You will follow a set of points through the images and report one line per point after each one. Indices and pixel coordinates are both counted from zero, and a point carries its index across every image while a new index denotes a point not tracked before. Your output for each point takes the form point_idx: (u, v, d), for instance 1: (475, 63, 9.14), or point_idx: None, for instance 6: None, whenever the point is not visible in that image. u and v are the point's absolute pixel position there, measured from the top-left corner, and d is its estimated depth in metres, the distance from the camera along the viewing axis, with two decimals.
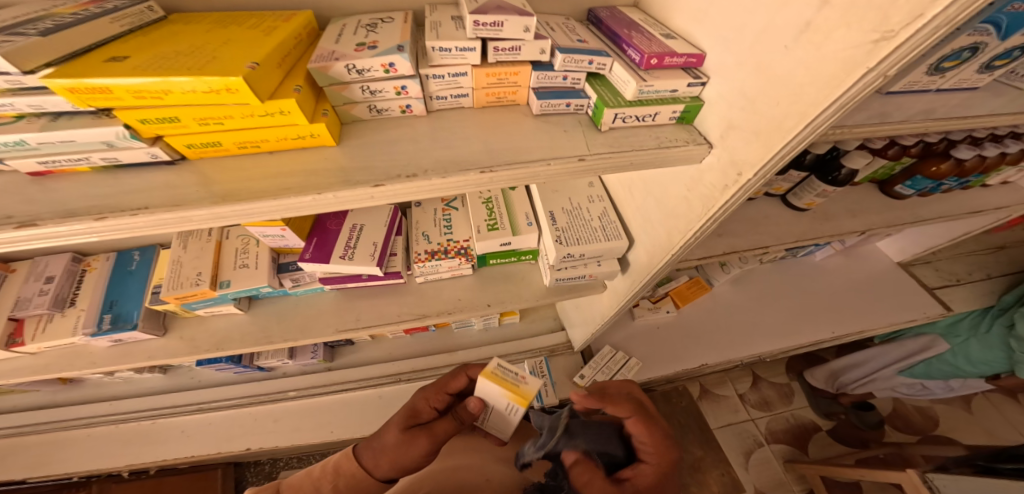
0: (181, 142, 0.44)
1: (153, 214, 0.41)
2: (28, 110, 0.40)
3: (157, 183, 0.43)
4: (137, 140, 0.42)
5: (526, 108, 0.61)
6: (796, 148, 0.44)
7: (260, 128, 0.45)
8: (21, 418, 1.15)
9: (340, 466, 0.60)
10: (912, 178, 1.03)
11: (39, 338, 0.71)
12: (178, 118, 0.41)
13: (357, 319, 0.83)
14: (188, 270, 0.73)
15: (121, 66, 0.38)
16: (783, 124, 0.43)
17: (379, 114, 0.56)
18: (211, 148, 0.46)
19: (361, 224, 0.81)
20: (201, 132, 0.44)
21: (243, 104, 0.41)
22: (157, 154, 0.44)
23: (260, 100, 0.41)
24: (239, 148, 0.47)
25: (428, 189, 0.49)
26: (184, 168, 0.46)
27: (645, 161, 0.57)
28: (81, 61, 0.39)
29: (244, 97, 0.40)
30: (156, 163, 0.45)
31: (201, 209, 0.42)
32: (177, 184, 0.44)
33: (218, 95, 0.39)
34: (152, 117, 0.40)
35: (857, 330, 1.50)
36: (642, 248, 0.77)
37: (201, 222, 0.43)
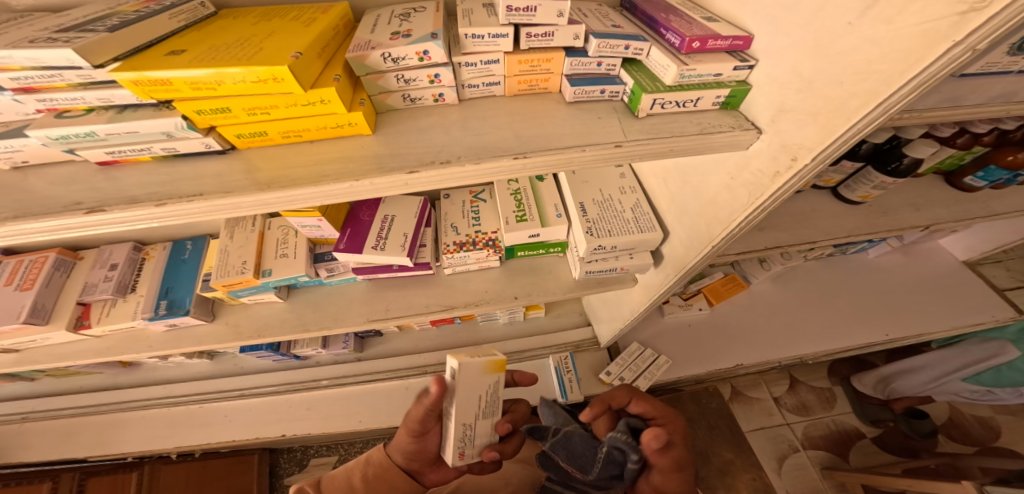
0: (232, 132, 0.46)
1: (206, 200, 0.43)
2: (97, 103, 0.43)
3: (209, 172, 0.45)
4: (193, 131, 0.44)
5: (558, 96, 0.60)
6: (860, 132, 0.42)
7: (303, 117, 0.46)
8: (86, 398, 1.26)
9: (371, 456, 0.66)
10: (986, 168, 0.95)
11: (105, 320, 0.77)
12: (228, 109, 0.43)
13: (388, 309, 0.85)
14: (234, 258, 0.76)
15: (179, 59, 0.40)
16: (846, 105, 0.40)
17: (413, 103, 0.56)
18: (258, 138, 0.48)
19: (392, 215, 0.82)
20: (249, 122, 0.45)
21: (288, 94, 0.42)
22: (209, 144, 0.46)
23: (303, 89, 0.42)
24: (283, 138, 0.48)
25: (461, 176, 0.49)
26: (233, 158, 0.47)
27: (685, 148, 0.55)
28: (144, 55, 0.42)
29: (288, 86, 0.41)
30: (207, 153, 0.48)
31: (247, 196, 0.43)
32: (227, 172, 0.46)
33: (265, 85, 0.40)
34: (207, 108, 0.42)
35: (911, 332, 1.40)
36: (678, 240, 0.74)
37: (248, 209, 0.45)
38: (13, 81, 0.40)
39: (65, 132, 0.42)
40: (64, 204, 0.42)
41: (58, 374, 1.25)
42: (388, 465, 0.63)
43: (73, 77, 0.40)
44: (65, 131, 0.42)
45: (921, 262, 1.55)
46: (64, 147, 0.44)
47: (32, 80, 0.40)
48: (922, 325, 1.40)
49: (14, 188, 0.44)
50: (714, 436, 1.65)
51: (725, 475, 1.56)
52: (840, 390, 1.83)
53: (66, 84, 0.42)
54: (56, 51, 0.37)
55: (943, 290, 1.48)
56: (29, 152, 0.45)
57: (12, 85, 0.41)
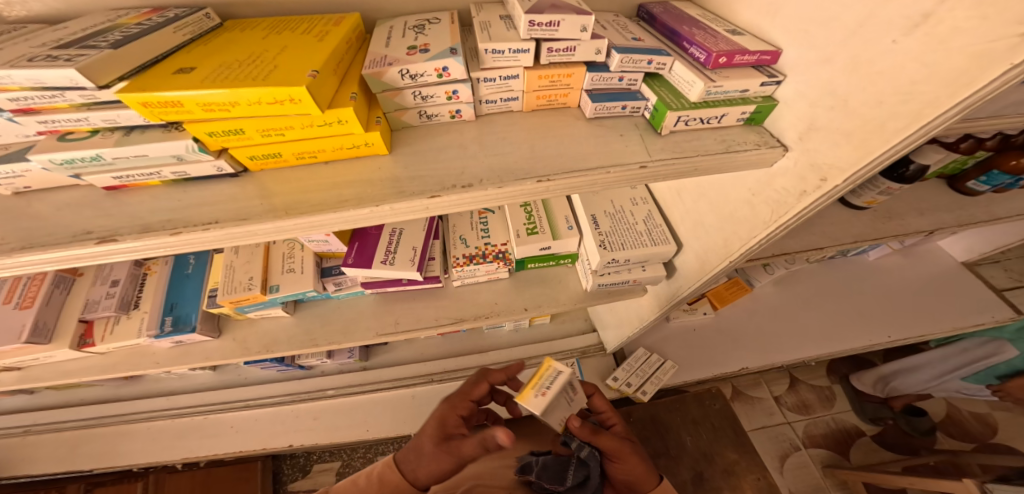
0: (244, 154, 0.44)
1: (223, 227, 0.41)
2: (103, 125, 0.41)
3: (223, 196, 0.44)
4: (204, 153, 0.42)
5: (577, 111, 0.59)
6: (897, 152, 0.41)
7: (318, 138, 0.44)
8: (88, 410, 1.24)
9: (383, 476, 0.61)
10: (988, 173, 0.95)
11: (108, 339, 0.75)
12: (242, 130, 0.41)
13: (397, 323, 0.83)
14: (241, 274, 0.74)
15: (189, 78, 0.38)
16: (885, 126, 0.40)
17: (429, 120, 0.54)
18: (271, 160, 0.46)
19: (400, 228, 0.80)
20: (262, 143, 0.43)
21: (304, 115, 0.40)
22: (221, 167, 0.44)
23: (321, 111, 0.40)
24: (297, 159, 0.46)
25: (482, 198, 0.47)
26: (246, 181, 0.46)
27: (709, 166, 0.53)
28: (150, 73, 0.39)
29: (306, 107, 0.39)
30: (219, 176, 0.46)
31: (265, 223, 0.41)
32: (240, 196, 0.44)
33: (281, 106, 0.38)
34: (218, 129, 0.40)
35: (918, 335, 1.40)
36: (692, 253, 0.73)
37: (265, 236, 0.43)
38: (12, 102, 0.38)
39: (71, 158, 0.40)
40: (72, 233, 0.40)
41: (59, 387, 1.23)
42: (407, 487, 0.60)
43: (76, 98, 0.38)
44: (70, 155, 0.40)
45: (925, 265, 1.55)
46: (69, 173, 0.42)
47: (33, 102, 0.38)
48: (927, 327, 1.41)
49: (19, 214, 0.42)
50: (719, 437, 1.63)
51: (729, 476, 1.56)
52: (839, 388, 1.83)
53: (68, 104, 0.39)
54: (58, 71, 0.34)
55: (945, 293, 1.49)
56: (33, 177, 0.43)
57: (11, 107, 0.39)
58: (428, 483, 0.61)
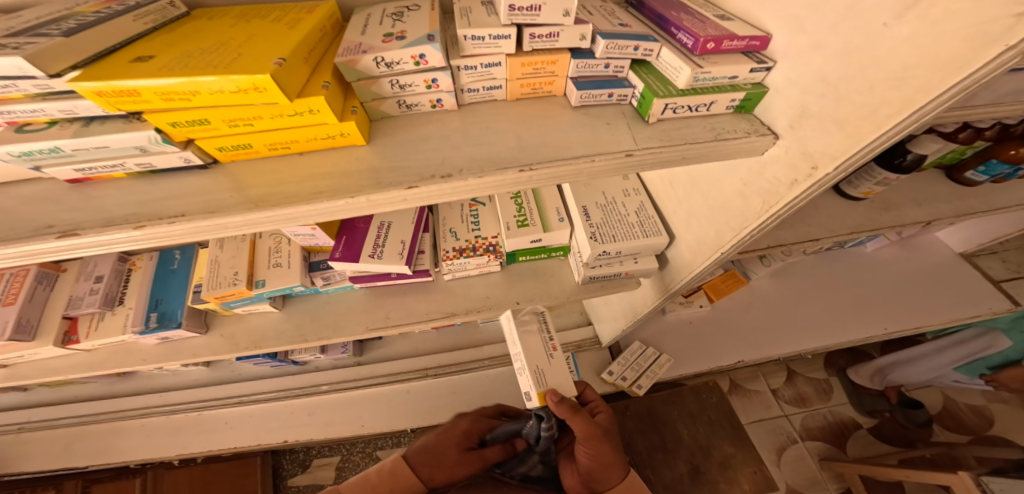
0: (212, 145, 0.43)
1: (190, 220, 0.40)
2: (60, 115, 0.40)
3: (191, 189, 0.42)
4: (169, 144, 0.40)
5: (562, 99, 0.57)
6: (889, 140, 0.40)
7: (290, 128, 0.43)
8: (82, 407, 1.24)
9: (396, 470, 0.68)
10: (987, 162, 0.94)
11: (93, 335, 0.74)
12: (207, 120, 0.39)
13: (387, 317, 0.82)
14: (225, 269, 0.72)
15: (147, 67, 0.37)
16: (877, 113, 0.38)
17: (409, 109, 0.53)
18: (242, 150, 0.44)
19: (389, 221, 0.79)
20: (231, 134, 0.42)
21: (272, 104, 0.39)
22: (189, 159, 0.43)
23: (289, 100, 0.39)
24: (269, 150, 0.45)
25: (464, 188, 0.46)
26: (216, 173, 0.44)
27: (698, 155, 0.52)
28: (107, 62, 0.38)
29: (273, 96, 0.38)
30: (188, 168, 0.45)
31: (235, 216, 0.40)
32: (211, 189, 0.42)
33: (247, 95, 0.37)
34: (182, 120, 0.39)
35: (913, 326, 1.40)
36: (684, 245, 0.72)
37: (236, 229, 0.42)
38: None
39: (28, 149, 0.38)
40: (34, 228, 0.39)
41: (52, 384, 1.22)
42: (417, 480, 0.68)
43: (29, 88, 0.37)
44: (27, 147, 0.38)
45: (922, 256, 1.54)
46: (30, 165, 0.41)
47: None
48: (922, 319, 1.40)
49: None
50: (716, 431, 1.64)
51: (726, 469, 1.57)
52: (836, 381, 1.84)
53: (23, 95, 0.38)
54: (5, 59, 0.33)
55: (942, 284, 1.48)
56: None
57: None
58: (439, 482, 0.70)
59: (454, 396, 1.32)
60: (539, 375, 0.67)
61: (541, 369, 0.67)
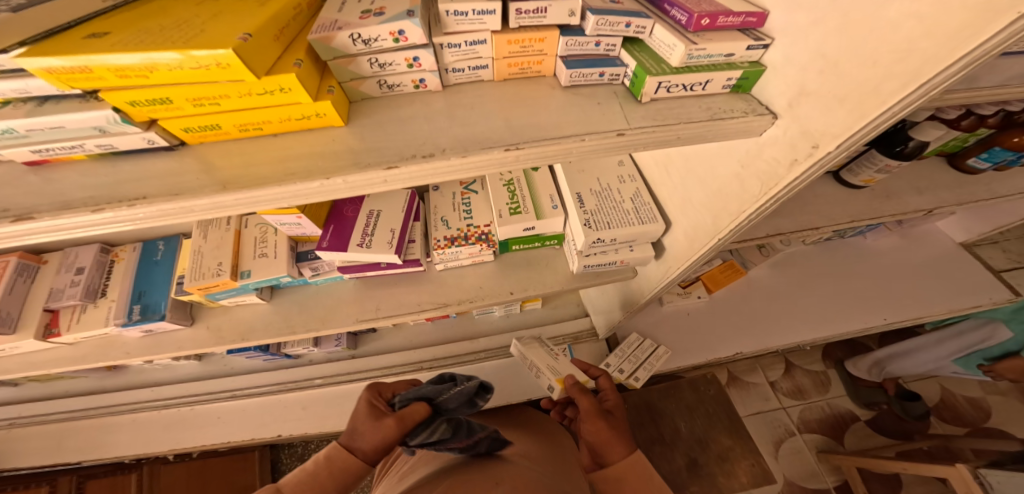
0: (177, 125, 0.41)
1: (152, 203, 0.38)
2: (13, 95, 0.38)
3: (156, 171, 0.40)
4: (130, 125, 0.38)
5: (552, 80, 0.55)
6: (892, 117, 0.38)
7: (261, 108, 0.40)
8: (73, 402, 1.22)
9: (331, 457, 0.62)
10: (989, 150, 0.92)
11: (75, 328, 0.72)
12: (170, 99, 0.37)
13: (378, 308, 0.81)
14: (209, 260, 0.70)
15: (101, 43, 0.34)
16: (881, 88, 0.36)
17: (390, 90, 0.51)
18: (210, 132, 0.42)
19: (377, 209, 0.76)
20: (197, 115, 0.40)
21: (238, 81, 0.36)
22: (154, 140, 0.41)
23: (257, 78, 0.37)
24: (240, 131, 0.43)
25: (447, 170, 0.44)
26: (183, 155, 0.42)
27: (692, 135, 0.50)
28: (58, 39, 0.36)
29: (240, 73, 0.36)
30: (153, 150, 0.42)
31: (201, 198, 0.38)
32: (178, 171, 0.40)
33: (210, 72, 0.35)
34: (142, 98, 0.37)
35: (913, 316, 1.38)
36: (680, 231, 0.70)
37: (203, 213, 0.40)
38: None
39: None
40: None
41: (42, 379, 1.21)
42: (355, 463, 0.62)
43: None
44: None
45: (923, 246, 1.52)
46: None
47: None
48: (922, 309, 1.38)
49: None
50: (713, 423, 1.64)
51: (723, 462, 1.57)
52: (834, 373, 1.83)
53: None
54: None
55: (943, 274, 1.46)
56: None
57: None
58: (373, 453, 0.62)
59: None
60: (553, 370, 0.88)
61: (553, 367, 0.88)
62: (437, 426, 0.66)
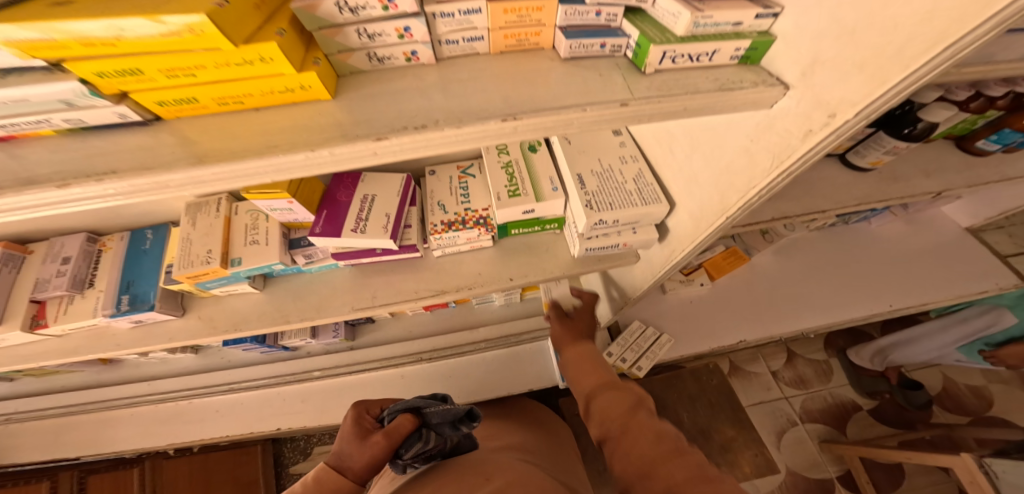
0: (150, 99, 0.38)
1: (124, 179, 0.35)
2: None
3: (128, 146, 0.38)
4: (98, 98, 0.36)
5: (552, 52, 0.52)
6: (913, 84, 0.35)
7: (240, 80, 0.38)
8: (71, 397, 1.21)
9: (318, 479, 0.62)
10: (999, 132, 0.89)
11: (62, 319, 0.70)
12: (140, 70, 0.35)
13: (374, 296, 0.78)
14: (198, 247, 0.67)
15: (63, 9, 0.32)
16: (902, 52, 0.34)
17: (381, 64, 0.48)
18: (186, 106, 0.40)
19: (372, 195, 0.74)
20: (171, 87, 0.37)
21: (213, 50, 0.34)
22: (126, 115, 0.39)
23: (234, 46, 0.34)
24: (219, 105, 0.40)
25: (440, 142, 0.42)
26: (158, 130, 0.40)
27: (700, 107, 0.47)
28: (18, 5, 0.33)
29: (214, 40, 0.33)
30: (126, 124, 0.40)
31: (176, 173, 0.36)
32: (153, 146, 0.38)
33: (182, 39, 0.32)
34: (109, 69, 0.34)
35: (919, 302, 1.36)
36: (685, 212, 0.68)
37: (179, 189, 0.38)
38: None
39: None
40: None
41: (37, 374, 1.19)
42: (344, 483, 0.62)
43: None
44: None
45: (928, 232, 1.50)
46: None
47: None
48: (928, 295, 1.36)
49: None
50: (716, 413, 1.66)
51: (725, 451, 1.59)
52: (836, 362, 1.82)
53: None
54: None
55: (949, 259, 1.44)
56: None
57: None
58: (363, 471, 0.63)
59: (449, 380, 1.30)
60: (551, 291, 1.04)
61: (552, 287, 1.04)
62: (427, 437, 0.67)
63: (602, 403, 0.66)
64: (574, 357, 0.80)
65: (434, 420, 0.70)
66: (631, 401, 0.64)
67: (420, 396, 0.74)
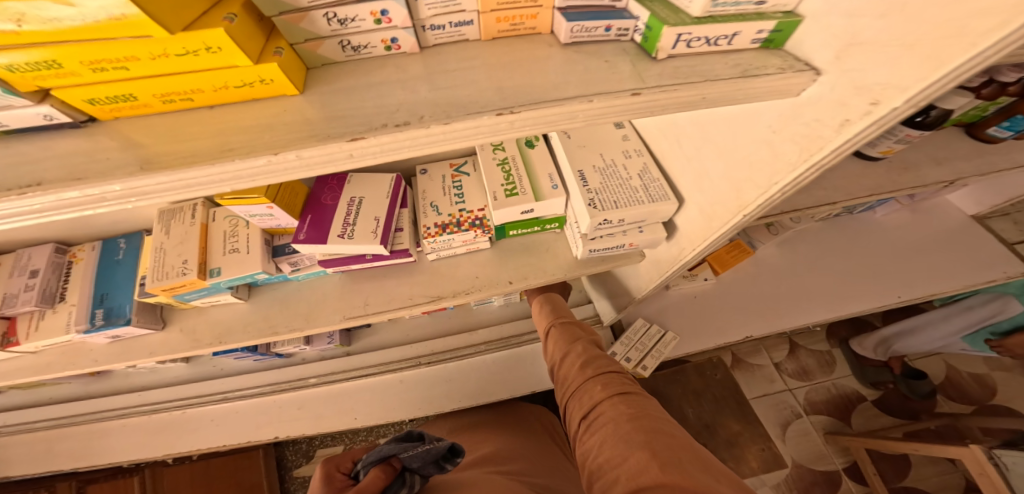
0: (77, 97, 0.33)
1: (50, 191, 0.31)
2: None
3: (61, 153, 0.33)
4: (13, 96, 0.31)
5: (551, 38, 0.47)
6: (977, 67, 0.30)
7: (186, 74, 0.33)
8: (60, 409, 1.17)
9: None
10: (1010, 119, 0.84)
11: (34, 336, 0.66)
12: (58, 62, 0.30)
13: (366, 304, 0.74)
14: (173, 258, 0.63)
15: None
16: (969, 28, 0.29)
17: (356, 53, 0.43)
18: (124, 104, 0.35)
19: (360, 197, 0.70)
20: (102, 83, 0.32)
21: (143, 38, 0.29)
22: (53, 116, 0.34)
23: (170, 33, 0.29)
24: (163, 103, 0.36)
25: (426, 141, 0.37)
26: (98, 134, 0.35)
27: (720, 96, 0.42)
28: None
29: (143, 26, 0.28)
30: (61, 127, 0.35)
31: (113, 183, 0.31)
32: (90, 152, 0.33)
33: (106, 25, 0.27)
34: (20, 61, 0.29)
35: (930, 292, 1.32)
36: (696, 210, 0.63)
37: (120, 201, 0.33)
38: None
39: None
40: None
41: (23, 386, 1.15)
42: None
43: None
44: None
45: (934, 220, 1.46)
46: None
47: None
48: (940, 285, 1.32)
49: None
50: (721, 408, 1.64)
51: (733, 448, 1.57)
52: (839, 352, 1.78)
53: None
54: None
55: (957, 247, 1.39)
56: None
57: None
58: None
59: (450, 383, 1.26)
60: None
61: None
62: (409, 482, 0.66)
63: (555, 336, 0.81)
64: (540, 307, 0.95)
65: (412, 464, 0.67)
66: (578, 335, 0.80)
67: (391, 441, 0.68)
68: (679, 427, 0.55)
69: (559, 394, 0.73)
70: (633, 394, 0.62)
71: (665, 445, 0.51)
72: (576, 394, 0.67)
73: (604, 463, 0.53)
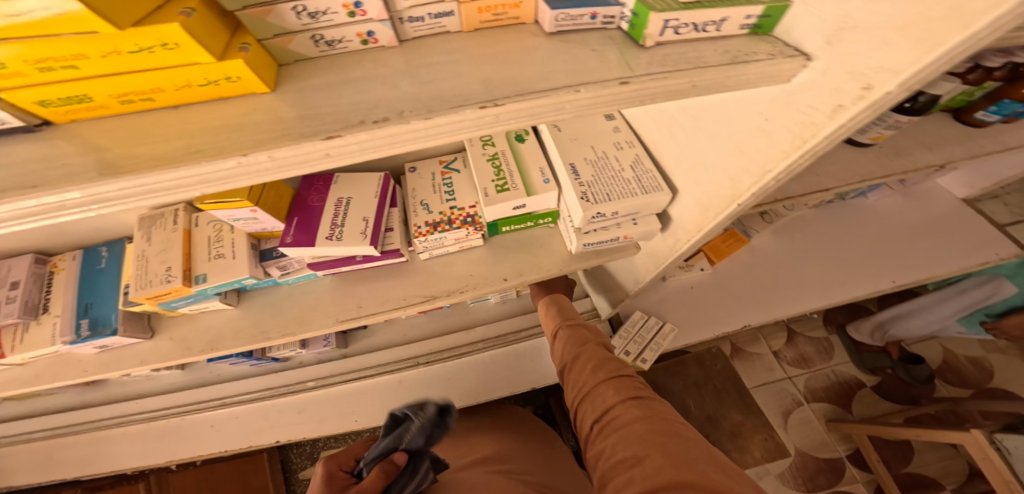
0: (27, 99, 0.31)
1: (5, 201, 0.29)
2: None
3: (17, 159, 0.32)
4: None
5: (535, 27, 0.45)
6: (974, 46, 0.29)
7: (145, 72, 0.31)
8: (56, 419, 1.15)
9: None
10: (997, 104, 0.81)
11: (19, 349, 0.64)
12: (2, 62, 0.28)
13: (359, 306, 0.73)
14: (156, 266, 0.61)
15: None
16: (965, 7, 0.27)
17: (331, 48, 0.41)
18: (80, 105, 0.33)
19: (347, 197, 0.68)
20: (52, 82, 0.31)
21: (91, 34, 0.27)
22: (4, 121, 0.32)
23: (119, 29, 0.27)
24: (121, 103, 0.34)
25: (408, 137, 0.36)
26: (56, 138, 0.34)
27: (710, 83, 0.41)
28: None
29: (90, 22, 0.26)
30: (17, 132, 0.34)
31: (74, 190, 0.30)
32: (49, 158, 0.32)
33: (51, 22, 0.26)
34: None
35: (927, 275, 1.31)
36: (690, 200, 0.62)
37: (82, 209, 0.32)
38: None
39: None
40: None
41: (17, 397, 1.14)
42: None
43: None
44: None
45: (927, 204, 1.45)
46: None
47: None
48: (936, 268, 1.31)
49: None
50: (722, 399, 1.64)
51: (735, 437, 1.57)
52: (836, 338, 1.79)
53: None
54: None
55: (949, 230, 1.38)
56: None
57: None
58: None
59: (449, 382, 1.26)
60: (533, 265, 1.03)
61: None
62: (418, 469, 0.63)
63: (563, 336, 0.78)
64: (545, 306, 0.91)
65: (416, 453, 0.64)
66: (586, 336, 0.77)
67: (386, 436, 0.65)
68: (691, 429, 0.55)
69: (568, 395, 0.71)
70: (647, 398, 0.60)
71: (680, 448, 0.50)
72: (589, 397, 0.65)
73: (619, 464, 0.52)
